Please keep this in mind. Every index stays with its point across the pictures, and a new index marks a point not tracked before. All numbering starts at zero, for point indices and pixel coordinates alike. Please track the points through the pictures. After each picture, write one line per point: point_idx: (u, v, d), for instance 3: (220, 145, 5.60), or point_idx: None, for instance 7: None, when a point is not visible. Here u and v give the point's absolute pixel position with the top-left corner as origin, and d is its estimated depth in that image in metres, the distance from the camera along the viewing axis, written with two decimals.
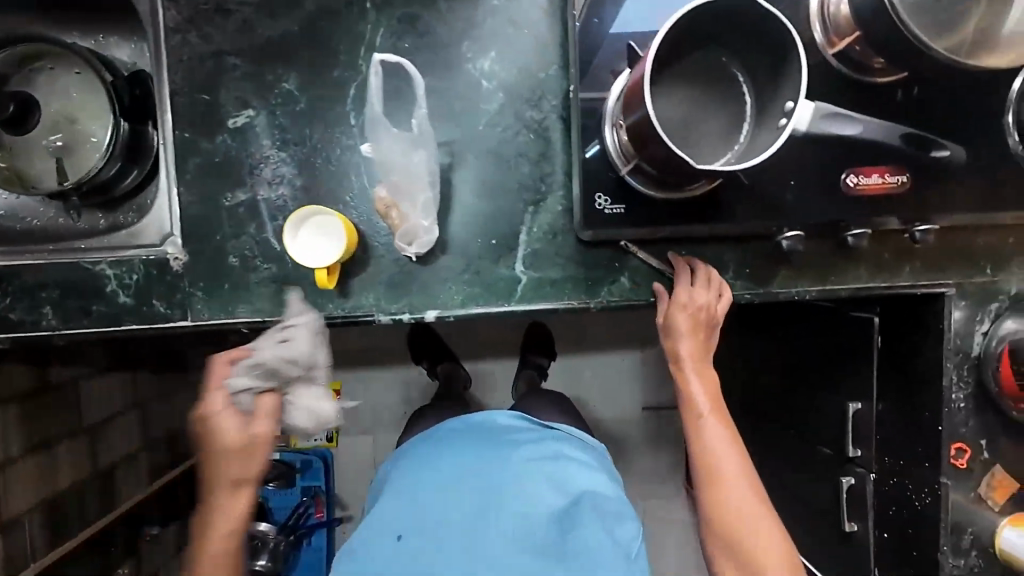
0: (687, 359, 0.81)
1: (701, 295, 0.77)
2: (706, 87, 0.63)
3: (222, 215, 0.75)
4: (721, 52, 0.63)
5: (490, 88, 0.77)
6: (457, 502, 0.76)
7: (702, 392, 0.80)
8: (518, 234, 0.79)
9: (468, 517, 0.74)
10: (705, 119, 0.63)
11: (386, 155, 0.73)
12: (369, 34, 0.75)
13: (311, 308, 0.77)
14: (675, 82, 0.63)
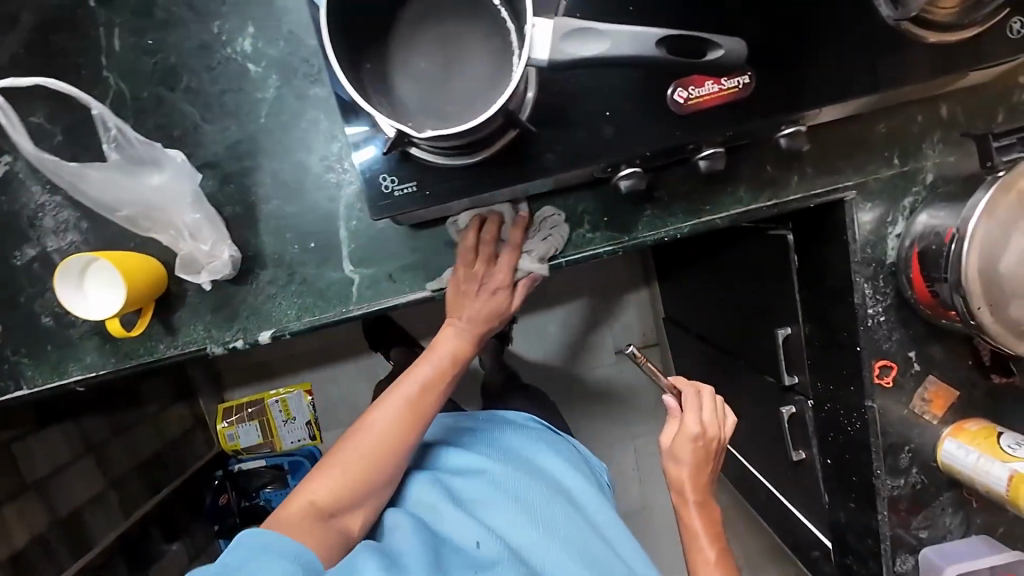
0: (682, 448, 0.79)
1: (700, 428, 0.79)
2: (448, 23, 0.52)
3: (19, 275, 0.70)
4: None
5: (260, 71, 0.67)
6: (523, 507, 0.72)
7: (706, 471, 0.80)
8: (338, 230, 0.71)
9: (543, 528, 0.70)
10: (458, 61, 0.52)
11: (103, 197, 0.63)
12: (106, 40, 0.66)
13: (141, 353, 0.73)
14: (410, 24, 0.52)
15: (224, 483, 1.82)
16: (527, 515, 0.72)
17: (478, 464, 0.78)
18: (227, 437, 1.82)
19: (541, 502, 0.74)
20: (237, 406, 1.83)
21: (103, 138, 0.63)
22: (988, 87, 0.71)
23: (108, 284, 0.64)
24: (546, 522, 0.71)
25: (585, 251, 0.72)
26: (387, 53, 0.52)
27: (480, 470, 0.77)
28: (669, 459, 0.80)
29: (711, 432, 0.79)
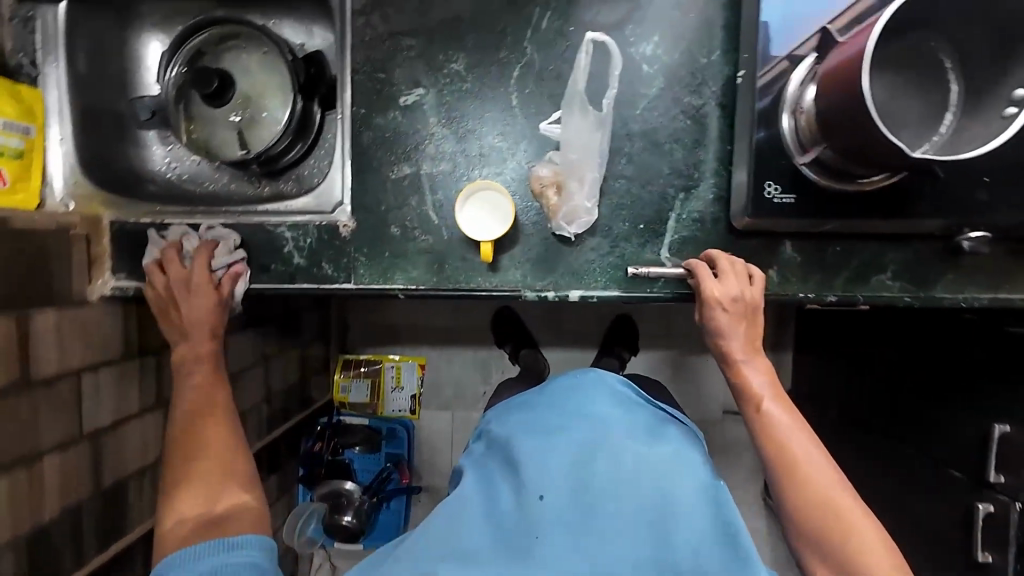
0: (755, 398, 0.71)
1: (739, 293, 0.73)
2: (909, 72, 0.59)
3: (388, 187, 0.81)
4: (931, 35, 0.59)
5: (651, 72, 0.77)
6: (586, 468, 0.62)
7: (773, 403, 0.70)
8: (667, 219, 0.79)
9: (609, 501, 0.59)
10: (908, 104, 0.60)
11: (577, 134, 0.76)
12: (535, 18, 0.78)
13: (460, 280, 0.81)
14: (877, 65, 0.59)
15: (324, 432, 1.86)
16: (593, 474, 0.61)
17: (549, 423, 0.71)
18: (340, 388, 1.92)
19: (606, 468, 0.61)
20: (355, 362, 1.93)
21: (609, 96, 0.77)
22: None
23: (491, 211, 0.73)
24: (607, 488, 0.60)
25: (881, 296, 0.78)
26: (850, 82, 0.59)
27: (546, 437, 0.68)
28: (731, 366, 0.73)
29: (737, 301, 0.73)
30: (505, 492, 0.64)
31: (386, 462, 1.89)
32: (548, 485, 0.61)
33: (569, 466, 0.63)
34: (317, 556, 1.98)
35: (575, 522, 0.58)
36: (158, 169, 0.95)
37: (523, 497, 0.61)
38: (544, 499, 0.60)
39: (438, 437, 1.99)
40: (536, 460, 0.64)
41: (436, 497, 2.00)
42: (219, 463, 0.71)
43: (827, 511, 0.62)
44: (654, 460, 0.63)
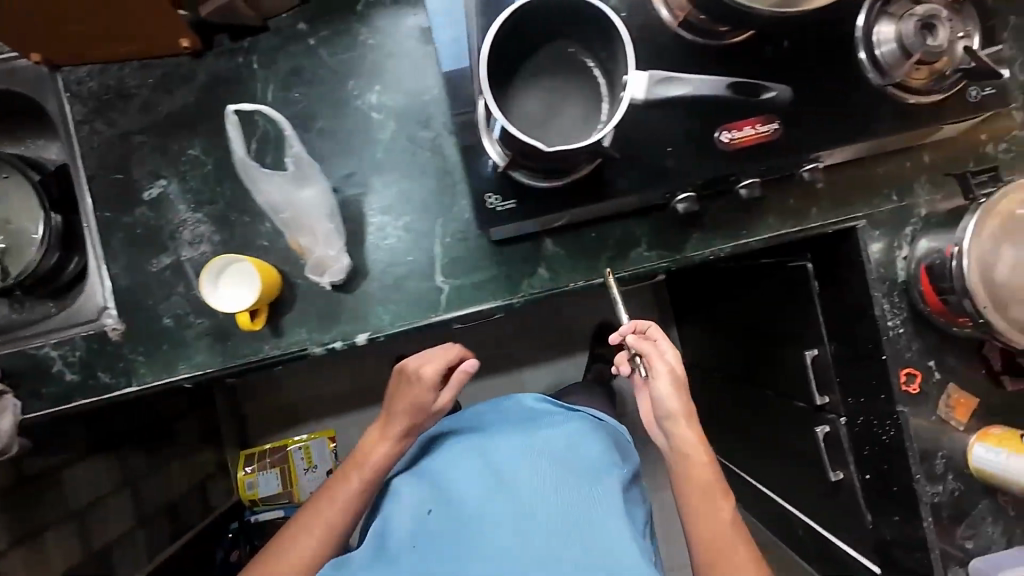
0: (688, 451, 0.82)
1: (669, 368, 0.80)
2: (557, 76, 0.67)
3: (151, 281, 0.80)
4: (568, 42, 0.67)
5: (381, 118, 0.82)
6: (473, 486, 0.85)
7: (704, 450, 0.82)
8: (433, 246, 0.83)
9: (517, 486, 0.84)
10: (565, 104, 0.67)
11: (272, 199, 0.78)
12: (260, 92, 0.81)
13: (247, 353, 0.80)
14: (528, 77, 0.67)
15: (237, 538, 1.73)
16: (472, 489, 0.84)
17: (464, 471, 0.87)
18: (245, 485, 1.80)
19: (533, 454, 0.87)
20: (258, 454, 1.82)
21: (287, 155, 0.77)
22: (961, 141, 0.89)
23: (240, 280, 0.74)
24: (493, 507, 0.82)
25: (642, 268, 0.84)
26: (508, 93, 0.67)
27: (484, 480, 0.85)
28: (683, 434, 0.82)
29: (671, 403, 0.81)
30: (444, 484, 0.86)
31: None
32: (436, 500, 0.84)
33: (486, 466, 0.87)
34: None
35: (461, 545, 0.79)
36: None
37: (416, 513, 0.83)
38: (432, 512, 0.83)
39: None
40: (443, 479, 0.86)
41: None
42: (318, 527, 0.80)
43: (727, 540, 0.80)
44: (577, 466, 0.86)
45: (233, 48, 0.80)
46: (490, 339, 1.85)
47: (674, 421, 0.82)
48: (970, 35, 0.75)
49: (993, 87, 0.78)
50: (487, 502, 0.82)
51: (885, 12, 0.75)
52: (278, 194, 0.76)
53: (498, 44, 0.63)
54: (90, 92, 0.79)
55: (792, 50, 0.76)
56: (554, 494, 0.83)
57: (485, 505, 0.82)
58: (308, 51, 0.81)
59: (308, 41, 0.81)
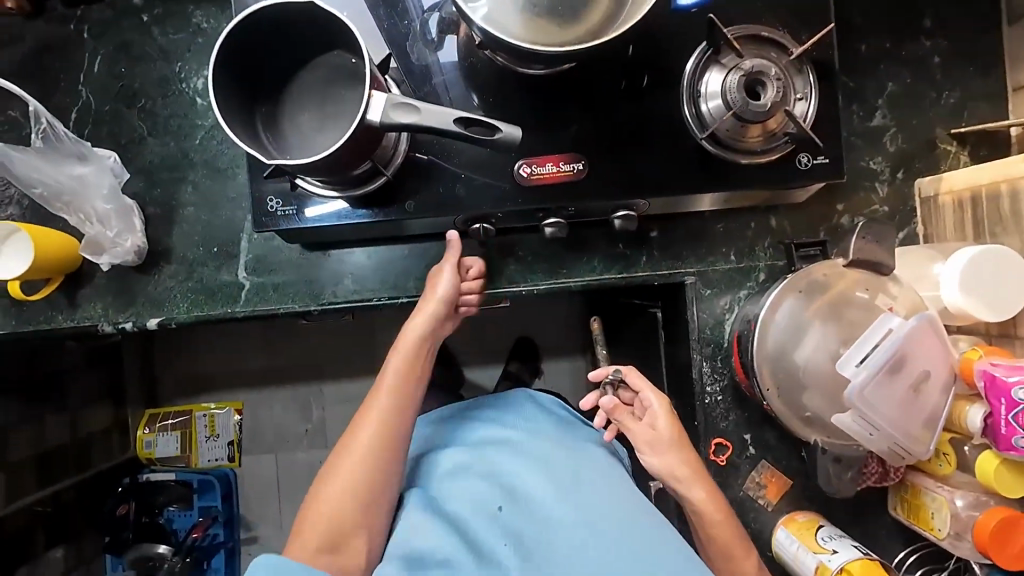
0: (711, 507, 0.73)
1: (650, 423, 0.78)
2: (333, 87, 0.66)
3: None
4: (348, 54, 0.66)
5: (204, 104, 0.81)
6: (537, 482, 0.76)
7: (701, 488, 0.74)
8: (239, 241, 0.82)
9: (563, 490, 0.75)
10: (335, 116, 0.65)
11: (22, 173, 0.73)
12: (87, 62, 0.81)
13: (41, 319, 0.81)
14: (306, 83, 0.66)
15: (127, 493, 1.77)
16: (530, 488, 0.75)
17: (525, 452, 0.80)
18: (144, 443, 1.84)
19: (571, 458, 0.79)
20: (162, 415, 1.86)
21: (32, 128, 0.72)
22: (815, 208, 0.83)
23: (15, 247, 0.73)
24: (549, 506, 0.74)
25: None
26: (279, 103, 0.66)
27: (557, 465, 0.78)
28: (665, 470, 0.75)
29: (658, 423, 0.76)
30: (483, 477, 0.77)
31: (200, 517, 1.82)
32: (502, 498, 0.75)
33: (519, 461, 0.79)
34: None
35: (530, 537, 0.72)
36: None
37: (485, 505, 0.74)
38: (503, 510, 0.74)
39: (264, 483, 1.92)
40: (488, 459, 0.79)
41: (267, 547, 1.92)
42: (347, 472, 0.70)
43: (744, 566, 0.73)
44: (579, 467, 0.78)
45: (66, 16, 0.81)
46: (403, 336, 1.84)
47: (657, 444, 0.76)
48: (801, 98, 0.71)
49: (825, 157, 0.72)
50: (535, 496, 0.75)
51: (716, 62, 0.71)
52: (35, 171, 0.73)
53: (256, 48, 0.63)
54: None
55: (611, 89, 0.73)
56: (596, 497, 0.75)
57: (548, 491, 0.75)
58: (139, 27, 0.81)
59: (141, 18, 0.81)
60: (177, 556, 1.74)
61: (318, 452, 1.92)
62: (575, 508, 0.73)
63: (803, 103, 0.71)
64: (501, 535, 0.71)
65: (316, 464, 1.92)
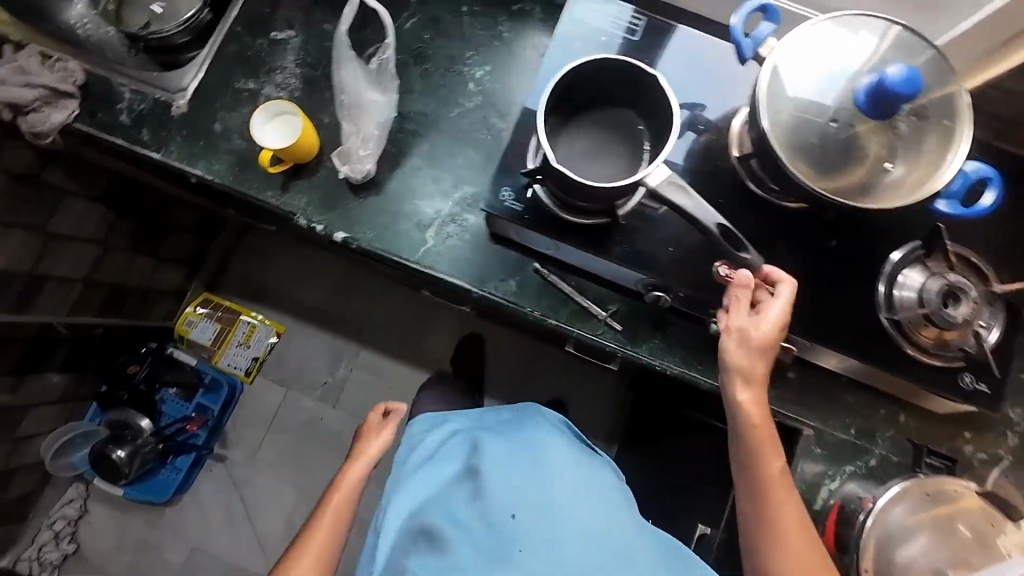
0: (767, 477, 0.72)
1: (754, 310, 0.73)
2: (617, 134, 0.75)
3: (228, 91, 0.92)
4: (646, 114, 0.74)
5: (472, 90, 0.93)
6: (555, 488, 0.79)
7: (774, 459, 0.72)
8: (443, 205, 0.90)
9: (559, 497, 0.78)
10: (605, 157, 0.75)
11: (345, 80, 0.87)
12: (402, 18, 0.94)
13: (252, 187, 0.90)
14: (600, 117, 0.76)
15: (146, 356, 1.79)
16: (536, 499, 0.77)
17: (528, 462, 0.82)
18: (186, 321, 1.87)
19: (575, 480, 0.80)
20: (216, 303, 1.90)
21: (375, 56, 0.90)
22: (941, 424, 0.86)
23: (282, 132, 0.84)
24: (563, 499, 0.78)
25: (593, 335, 0.87)
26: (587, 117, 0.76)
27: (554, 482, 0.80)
28: (750, 447, 0.72)
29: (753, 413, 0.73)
30: (500, 478, 0.79)
31: (192, 412, 1.82)
32: (519, 506, 0.76)
33: (531, 475, 0.80)
34: (75, 489, 1.81)
35: (535, 546, 0.73)
36: (70, 20, 1.07)
37: (495, 512, 0.76)
38: (517, 517, 0.75)
39: (262, 410, 1.92)
40: (497, 464, 0.81)
41: (230, 472, 1.88)
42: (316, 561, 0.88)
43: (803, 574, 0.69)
44: (587, 485, 0.81)
45: None
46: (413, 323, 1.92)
47: (742, 422, 0.73)
48: (987, 327, 0.77)
49: (986, 386, 0.77)
50: (546, 512, 0.76)
51: (922, 262, 0.78)
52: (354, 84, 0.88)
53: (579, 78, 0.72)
54: None
55: (819, 239, 0.81)
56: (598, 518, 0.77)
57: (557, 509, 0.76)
58: (455, 12, 0.95)
59: (461, 7, 0.95)
60: (154, 437, 1.73)
61: (323, 408, 1.92)
62: (592, 496, 0.79)
63: (985, 331, 0.77)
64: (514, 542, 0.74)
65: (315, 417, 1.92)
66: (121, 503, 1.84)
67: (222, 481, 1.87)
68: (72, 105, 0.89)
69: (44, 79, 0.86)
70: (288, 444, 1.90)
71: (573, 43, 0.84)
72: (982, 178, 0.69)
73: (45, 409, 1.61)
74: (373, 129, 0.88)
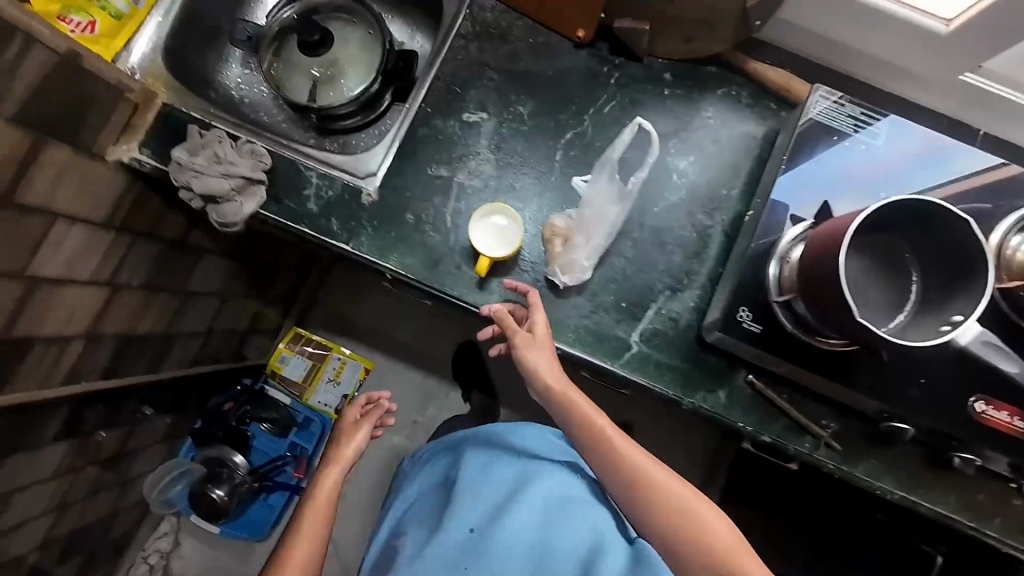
0: (628, 477, 0.80)
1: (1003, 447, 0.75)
2: (885, 263, 0.68)
3: (420, 179, 0.87)
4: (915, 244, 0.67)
5: (677, 182, 0.87)
6: (486, 487, 0.95)
7: (615, 437, 0.81)
8: (647, 307, 0.85)
9: (494, 496, 0.94)
10: (875, 289, 0.68)
11: (592, 196, 0.83)
12: (601, 101, 0.89)
13: (447, 284, 0.85)
14: (861, 244, 0.68)
15: (241, 394, 1.78)
16: (523, 512, 0.90)
17: (490, 473, 0.97)
18: (279, 357, 1.86)
19: (515, 476, 0.96)
20: (306, 338, 1.88)
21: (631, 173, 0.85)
22: None
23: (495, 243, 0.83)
24: (523, 510, 0.90)
25: (809, 454, 0.82)
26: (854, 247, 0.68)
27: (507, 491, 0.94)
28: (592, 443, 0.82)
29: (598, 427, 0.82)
30: (473, 501, 0.93)
31: (285, 450, 1.80)
32: (473, 518, 0.91)
33: (472, 493, 0.94)
34: (167, 521, 1.82)
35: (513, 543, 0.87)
36: (227, 83, 1.03)
37: (457, 527, 0.90)
38: (473, 532, 0.90)
39: None
40: (477, 478, 0.97)
41: None
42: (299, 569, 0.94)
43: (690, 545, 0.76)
44: (540, 492, 0.92)
45: (606, 58, 0.89)
46: (461, 356, 1.91)
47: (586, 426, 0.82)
48: None
49: None
50: (472, 513, 0.92)
51: None
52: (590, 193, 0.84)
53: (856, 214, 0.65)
54: (484, 20, 0.90)
55: None
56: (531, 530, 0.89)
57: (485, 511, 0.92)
58: (657, 96, 0.89)
59: (663, 90, 0.89)
60: (250, 476, 1.70)
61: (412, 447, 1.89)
62: (573, 536, 0.88)
63: None
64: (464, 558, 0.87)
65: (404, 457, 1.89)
66: (211, 538, 1.84)
67: (310, 518, 1.86)
68: (262, 193, 0.84)
69: (238, 168, 0.82)
70: (377, 483, 1.88)
71: (814, 148, 0.80)
72: None
73: (149, 450, 1.60)
74: (601, 239, 0.83)
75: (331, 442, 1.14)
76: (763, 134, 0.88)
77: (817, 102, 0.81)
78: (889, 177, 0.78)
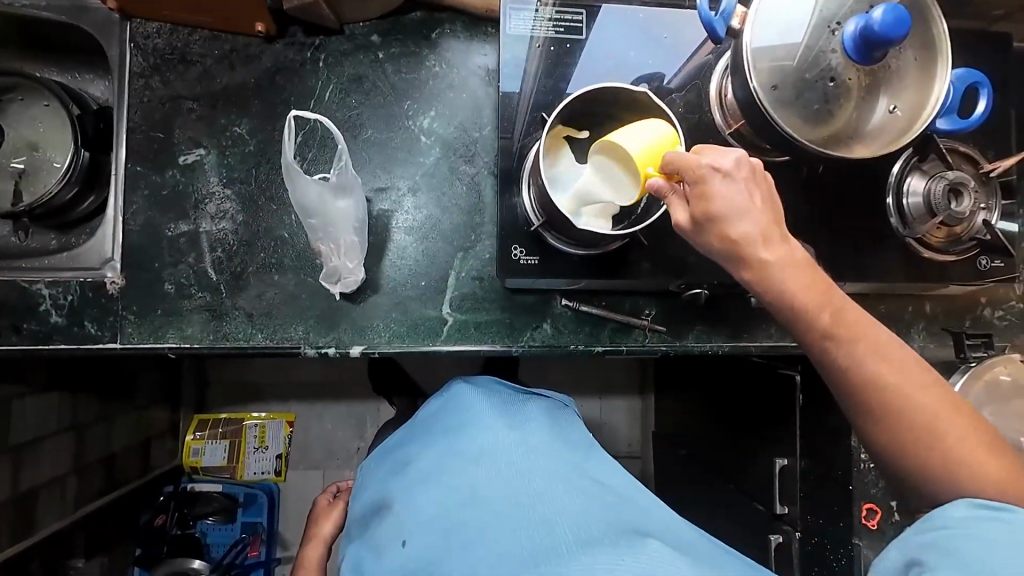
0: (837, 326, 0.60)
1: None
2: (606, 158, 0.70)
3: (162, 245, 0.79)
4: None
5: (428, 142, 0.84)
6: (428, 490, 0.67)
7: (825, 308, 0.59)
8: (448, 276, 0.83)
9: (463, 476, 0.67)
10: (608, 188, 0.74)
11: (305, 204, 0.75)
12: (318, 89, 0.82)
13: (239, 336, 0.80)
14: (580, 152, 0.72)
15: (168, 502, 1.65)
16: (475, 493, 0.64)
17: (429, 466, 0.72)
18: (190, 450, 1.75)
19: (466, 459, 0.70)
20: (212, 421, 1.78)
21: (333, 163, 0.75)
22: (964, 298, 0.92)
23: (608, 184, 0.69)
24: (474, 474, 0.67)
25: (642, 346, 0.85)
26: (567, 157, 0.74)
27: (450, 481, 0.67)
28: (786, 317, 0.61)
29: (800, 291, 0.59)
30: (411, 511, 0.66)
31: (241, 533, 1.70)
32: (410, 528, 0.63)
33: (427, 497, 0.66)
34: None
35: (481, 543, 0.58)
36: None
37: (391, 545, 0.64)
38: (405, 543, 0.62)
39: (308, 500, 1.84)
40: (415, 490, 0.69)
41: None
42: None
43: (941, 417, 0.58)
44: (495, 462, 0.69)
45: (304, 43, 0.82)
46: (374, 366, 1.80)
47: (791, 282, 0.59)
48: (989, 209, 0.81)
49: (1000, 261, 0.83)
50: (419, 530, 0.63)
51: (919, 168, 0.81)
52: (299, 198, 0.74)
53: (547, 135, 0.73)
54: (155, 49, 0.80)
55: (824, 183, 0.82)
56: (488, 509, 0.62)
57: (436, 515, 0.63)
58: (373, 62, 0.83)
59: (377, 54, 0.84)
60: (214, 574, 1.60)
61: None
62: (529, 496, 0.64)
63: (988, 213, 0.81)
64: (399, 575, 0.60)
65: None
66: None
67: None
68: None
69: None
70: None
71: (529, 62, 0.79)
72: (973, 85, 0.70)
73: None
74: (350, 236, 0.77)
75: (307, 528, 1.07)
76: (492, 62, 0.86)
77: (510, 16, 0.80)
78: (588, 59, 0.79)
